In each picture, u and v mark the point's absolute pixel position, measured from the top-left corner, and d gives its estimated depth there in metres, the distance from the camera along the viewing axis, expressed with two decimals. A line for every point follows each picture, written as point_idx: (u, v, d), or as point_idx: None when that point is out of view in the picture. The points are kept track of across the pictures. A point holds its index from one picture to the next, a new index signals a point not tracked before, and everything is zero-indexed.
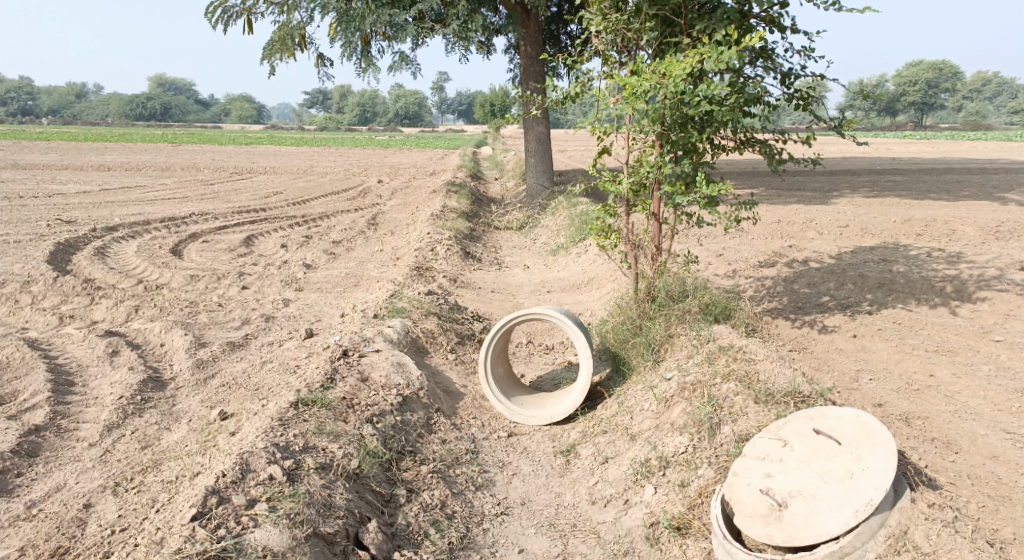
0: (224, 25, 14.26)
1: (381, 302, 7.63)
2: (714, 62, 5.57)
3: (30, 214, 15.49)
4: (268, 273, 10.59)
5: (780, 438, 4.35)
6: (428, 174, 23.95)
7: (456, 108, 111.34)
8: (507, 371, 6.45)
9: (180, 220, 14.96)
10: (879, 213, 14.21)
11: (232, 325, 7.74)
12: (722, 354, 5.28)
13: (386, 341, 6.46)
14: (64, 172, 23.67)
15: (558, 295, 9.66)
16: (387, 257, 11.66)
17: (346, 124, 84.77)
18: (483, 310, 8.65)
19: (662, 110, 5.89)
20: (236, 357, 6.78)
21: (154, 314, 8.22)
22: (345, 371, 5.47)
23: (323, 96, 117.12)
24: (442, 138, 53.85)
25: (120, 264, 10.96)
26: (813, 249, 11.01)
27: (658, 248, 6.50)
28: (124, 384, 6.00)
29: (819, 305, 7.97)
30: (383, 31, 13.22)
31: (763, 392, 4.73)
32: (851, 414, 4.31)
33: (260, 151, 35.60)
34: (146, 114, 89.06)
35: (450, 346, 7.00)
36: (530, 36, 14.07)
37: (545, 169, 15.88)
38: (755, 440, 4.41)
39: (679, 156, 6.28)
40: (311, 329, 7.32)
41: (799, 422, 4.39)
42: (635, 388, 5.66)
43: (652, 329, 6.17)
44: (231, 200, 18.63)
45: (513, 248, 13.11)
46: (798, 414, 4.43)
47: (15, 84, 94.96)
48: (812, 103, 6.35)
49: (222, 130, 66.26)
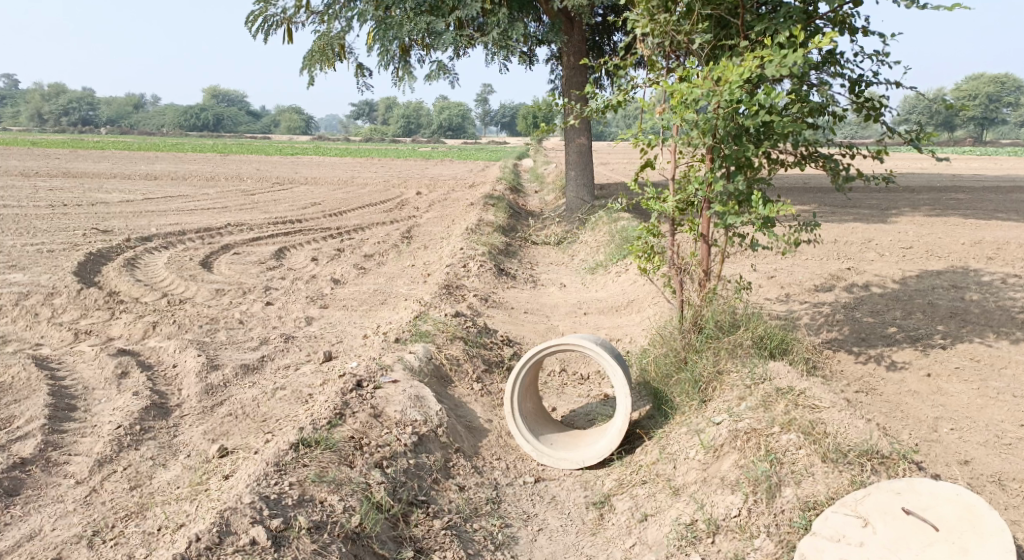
0: (263, 34, 14.05)
1: (405, 324, 7.15)
2: (777, 66, 4.98)
3: (68, 222, 15.35)
4: (296, 288, 10.18)
5: (860, 516, 3.72)
6: (467, 186, 23.54)
7: (500, 120, 111.32)
8: (538, 406, 5.92)
9: (214, 231, 14.69)
10: (943, 234, 13.37)
11: (250, 346, 7.30)
12: (779, 398, 4.68)
13: (406, 369, 5.97)
14: (109, 180, 23.73)
15: (596, 317, 9.09)
16: (419, 273, 11.20)
17: (391, 135, 85.16)
18: (515, 334, 8.14)
19: (714, 121, 5.33)
20: (249, 381, 6.32)
21: (172, 331, 7.83)
22: (357, 404, 4.99)
23: (369, 107, 117.96)
24: (483, 149, 53.65)
25: (148, 277, 10.62)
26: (874, 272, 10.28)
27: (706, 273, 5.89)
28: (126, 410, 5.56)
29: (884, 337, 7.28)
30: (421, 40, 12.86)
31: (830, 448, 4.11)
32: (947, 491, 3.73)
33: (304, 162, 35.65)
34: (197, 125, 90.57)
35: (476, 376, 6.49)
36: (573, 46, 13.63)
37: (586, 183, 15.35)
38: (828, 514, 3.78)
39: (732, 172, 5.68)
40: (330, 353, 6.85)
41: (883, 496, 3.77)
42: (679, 431, 5.07)
43: (699, 364, 5.57)
44: (269, 211, 18.38)
45: (551, 265, 12.56)
46: (882, 486, 3.81)
47: (73, 95, 97.59)
48: (885, 114, 5.70)
49: (269, 140, 67.23)
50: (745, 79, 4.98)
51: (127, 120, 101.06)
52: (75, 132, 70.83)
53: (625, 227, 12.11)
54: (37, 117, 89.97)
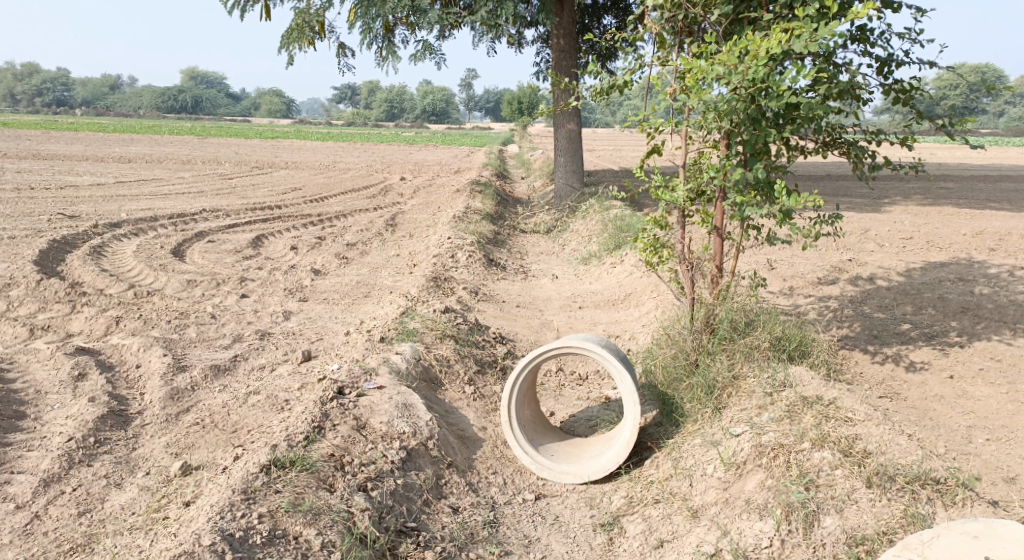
0: (240, 11, 13.42)
1: (391, 321, 6.66)
2: (807, 41, 4.49)
3: (34, 207, 14.68)
4: (273, 279, 9.65)
5: None
6: (452, 172, 22.97)
7: (484, 105, 110.37)
8: (537, 412, 5.49)
9: (189, 218, 14.07)
10: (940, 224, 12.99)
11: (221, 344, 6.78)
12: (805, 407, 4.24)
13: (392, 372, 5.49)
14: (82, 164, 22.93)
15: (591, 312, 8.63)
16: (403, 263, 10.69)
17: (373, 119, 84.07)
18: (507, 330, 7.68)
19: (733, 102, 4.81)
20: (218, 385, 5.80)
21: (137, 327, 7.28)
22: (338, 415, 4.50)
23: (351, 92, 116.53)
24: (467, 134, 53.09)
25: (115, 266, 10.04)
26: (876, 263, 9.89)
27: (719, 269, 5.43)
28: (79, 418, 5.04)
29: (898, 335, 6.84)
30: (405, 18, 12.29)
31: (873, 472, 3.71)
32: None
33: (285, 145, 34.93)
34: (176, 108, 89.32)
35: (467, 378, 6.04)
36: (564, 27, 13.10)
37: (574, 169, 14.85)
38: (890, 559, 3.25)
39: (749, 159, 5.19)
40: (309, 353, 6.36)
41: (956, 541, 3.23)
42: (692, 442, 4.62)
43: (711, 367, 5.12)
44: (247, 196, 17.76)
45: (540, 254, 12.06)
46: (954, 530, 3.28)
47: (50, 77, 96.00)
48: (914, 98, 5.19)
49: (251, 124, 66.25)
50: (770, 56, 4.49)
51: (105, 102, 99.35)
52: (51, 115, 69.61)
53: (618, 216, 11.65)
54: (11, 98, 88.05)
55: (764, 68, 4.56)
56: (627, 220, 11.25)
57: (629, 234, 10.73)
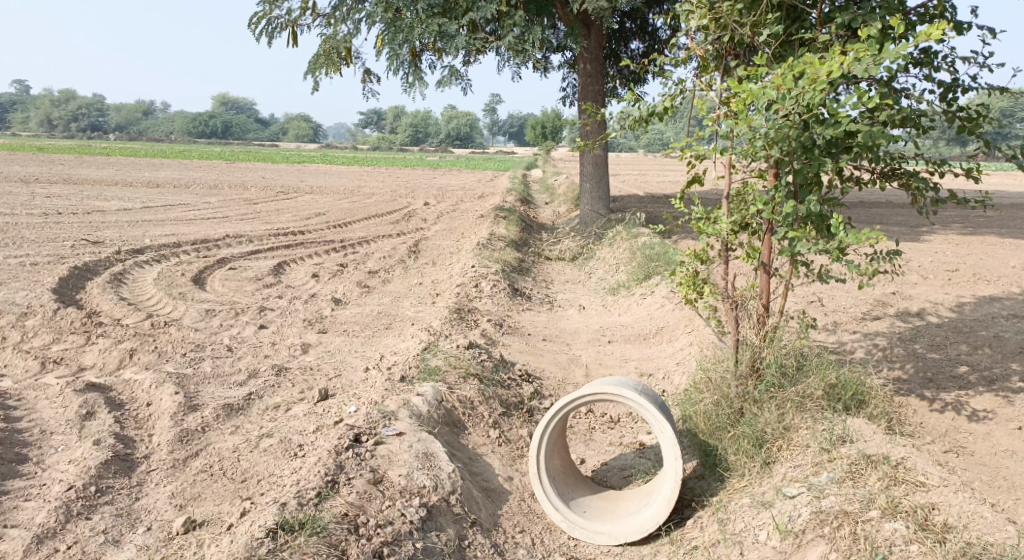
0: (266, 38, 13.31)
1: (412, 357, 6.33)
2: (869, 65, 4.15)
3: (58, 232, 14.57)
4: (293, 308, 9.37)
5: None
6: (477, 197, 22.72)
7: (509, 130, 110.71)
8: (568, 460, 5.13)
9: (211, 243, 13.88)
10: (984, 255, 12.45)
11: (236, 380, 6.48)
12: (870, 467, 3.97)
13: (413, 416, 5.16)
14: (110, 188, 22.98)
15: (621, 346, 8.24)
16: (427, 293, 10.38)
17: (399, 144, 84.50)
18: (534, 365, 7.31)
19: (785, 130, 4.45)
20: (230, 425, 5.49)
21: (151, 360, 7.00)
22: (354, 467, 4.19)
23: (378, 117, 117.64)
24: (492, 159, 53.09)
25: (134, 294, 9.83)
26: (921, 296, 9.41)
27: (766, 308, 5.03)
28: (82, 463, 4.73)
29: (954, 378, 6.39)
30: (433, 44, 12.08)
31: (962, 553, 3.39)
32: None
33: (311, 170, 34.93)
34: (206, 132, 90.51)
35: (492, 421, 5.69)
36: (591, 52, 12.82)
37: (601, 195, 14.51)
38: None
39: (799, 190, 4.82)
40: (326, 391, 6.04)
41: None
42: (741, 501, 4.27)
43: (758, 417, 4.75)
44: (271, 221, 17.60)
45: (567, 283, 11.71)
46: None
47: (86, 102, 97.83)
48: (982, 126, 4.83)
49: (279, 149, 66.85)
50: (829, 80, 4.15)
51: (137, 127, 100.92)
52: (84, 139, 70.78)
53: (647, 244, 11.28)
54: (45, 121, 89.78)
55: (822, 92, 4.21)
56: (657, 249, 10.86)
57: (661, 263, 10.34)
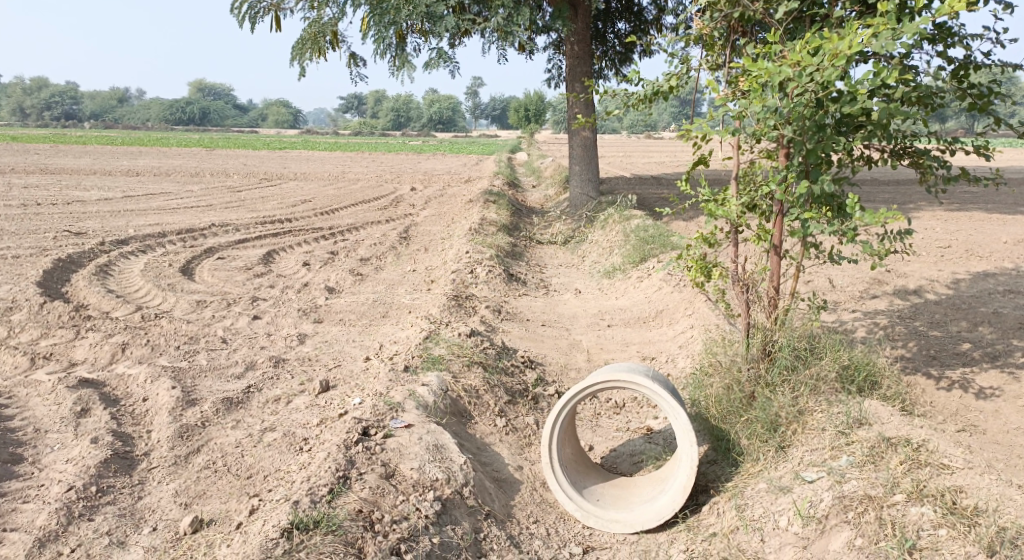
0: (249, 22, 13.06)
1: (414, 347, 6.23)
2: (886, 40, 4.17)
3: (41, 224, 14.30)
4: (285, 298, 9.23)
5: None
6: (464, 182, 22.56)
7: (491, 113, 110.22)
8: (578, 449, 5.10)
9: (198, 233, 13.67)
10: (975, 231, 12.43)
11: (234, 373, 6.36)
12: (891, 450, 3.98)
13: (420, 406, 5.08)
14: (92, 178, 22.60)
15: (621, 330, 8.18)
16: (420, 279, 10.26)
17: (380, 129, 83.87)
18: (534, 351, 7.23)
19: (799, 108, 4.45)
20: (231, 420, 5.37)
21: (144, 354, 6.86)
22: (365, 461, 4.10)
23: (358, 102, 116.64)
24: (475, 143, 52.79)
25: (122, 287, 9.64)
26: (917, 273, 9.37)
27: (778, 290, 5.01)
28: (80, 462, 4.60)
29: (958, 356, 6.36)
30: (420, 26, 11.91)
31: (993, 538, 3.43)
32: None
33: (294, 157, 34.56)
34: (185, 119, 89.38)
35: (498, 410, 5.63)
36: (579, 32, 12.67)
37: (591, 178, 14.41)
38: None
39: (811, 170, 4.77)
40: (327, 383, 5.94)
41: None
42: (757, 487, 4.27)
43: (771, 401, 4.69)
44: (257, 210, 17.38)
45: (561, 267, 11.61)
46: None
47: (62, 90, 96.39)
48: (994, 104, 4.79)
49: (259, 135, 66.17)
50: (849, 56, 4.16)
51: (115, 115, 99.58)
52: (61, 127, 69.79)
53: (641, 227, 11.20)
54: (20, 111, 88.66)
55: (841, 69, 4.23)
56: (651, 232, 10.78)
57: (655, 245, 10.26)
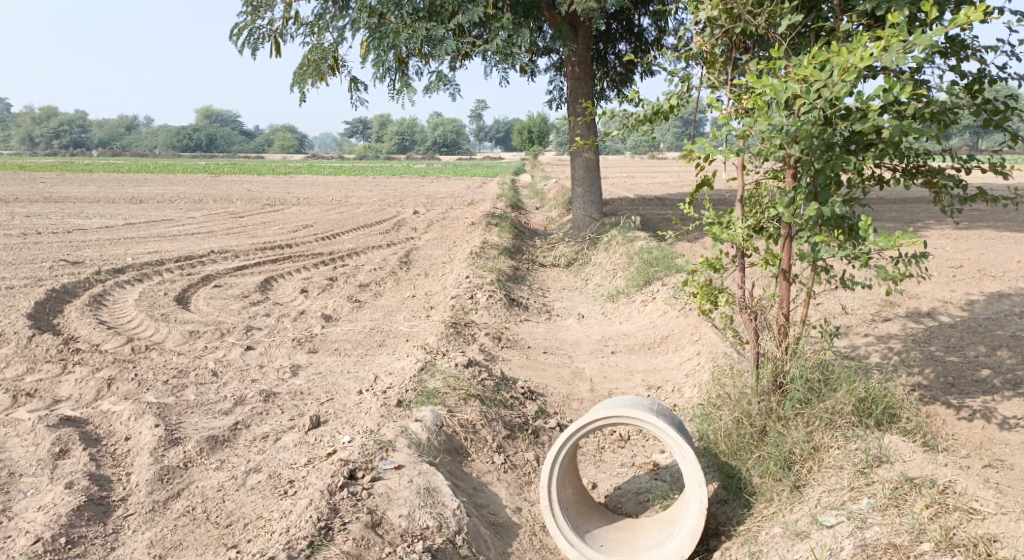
0: (249, 49, 12.94)
1: (409, 379, 5.98)
2: (897, 54, 3.95)
3: (37, 253, 14.10)
4: (281, 327, 8.99)
5: None
6: (466, 204, 22.37)
7: (495, 136, 110.55)
8: (580, 486, 4.88)
9: (196, 261, 13.46)
10: (987, 250, 12.13)
11: (222, 408, 6.11)
12: (915, 492, 3.85)
13: (412, 445, 4.82)
14: (94, 205, 22.47)
15: (625, 357, 7.91)
16: (420, 306, 10.02)
17: (384, 152, 84.05)
18: (535, 381, 6.97)
19: (808, 127, 4.23)
20: (215, 460, 5.11)
21: (130, 389, 6.61)
22: (349, 509, 3.86)
23: (363, 126, 117.14)
24: (480, 165, 52.76)
25: (114, 318, 9.41)
26: (930, 294, 9.08)
27: (788, 318, 4.78)
28: (52, 511, 4.35)
29: (978, 384, 6.07)
30: (419, 49, 11.75)
31: None
32: None
33: (298, 182, 34.51)
34: (190, 146, 89.78)
35: (496, 445, 5.39)
36: (580, 53, 12.50)
37: (594, 199, 14.19)
38: None
39: (819, 192, 4.56)
40: (318, 419, 5.68)
41: None
42: (772, 531, 4.18)
43: (785, 436, 4.56)
44: (258, 236, 17.18)
45: (564, 291, 11.36)
46: None
47: (68, 118, 97.02)
48: (1011, 119, 4.55)
49: (265, 161, 66.32)
50: (859, 70, 3.96)
51: (121, 142, 100.11)
52: (68, 155, 70.14)
53: (645, 249, 10.96)
54: (29, 140, 89.12)
55: (850, 84, 4.02)
56: (655, 254, 10.53)
57: (660, 268, 10.00)
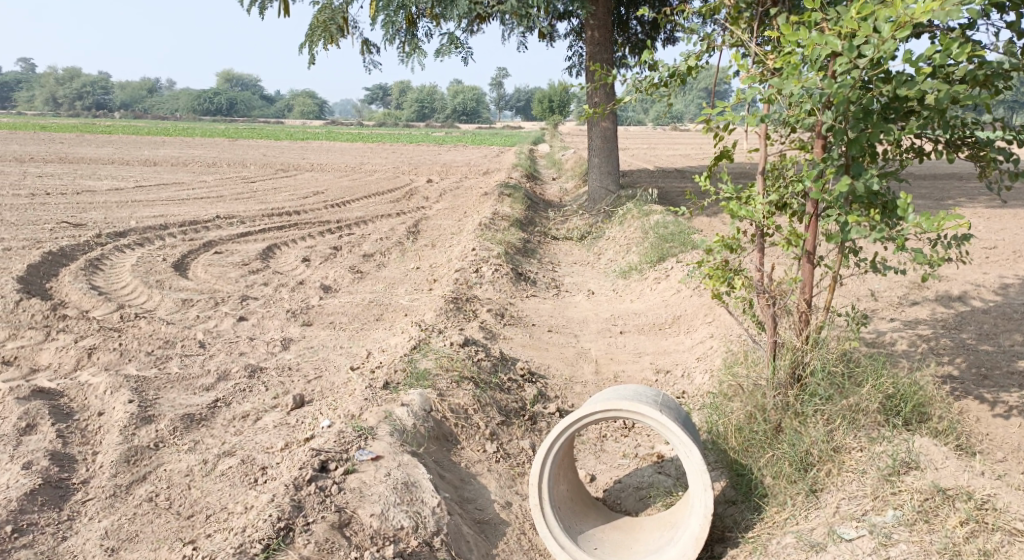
0: (257, 9, 12.46)
1: (400, 358, 5.62)
2: (951, 9, 3.50)
3: (40, 215, 13.80)
4: (278, 297, 8.65)
5: None
6: (482, 174, 21.90)
7: (516, 105, 109.50)
8: (577, 481, 4.54)
9: (200, 225, 13.13)
10: (1019, 230, 11.57)
11: (204, 384, 5.77)
12: (948, 507, 3.57)
13: (396, 433, 4.49)
14: (106, 167, 22.16)
15: (634, 337, 7.52)
16: (424, 278, 9.65)
17: (403, 119, 83.40)
18: (538, 361, 6.61)
19: (846, 90, 3.80)
20: (188, 441, 4.79)
21: (112, 360, 6.29)
22: (315, 506, 3.70)
23: (383, 93, 116.51)
24: (499, 134, 52.16)
25: (108, 283, 9.10)
26: (960, 277, 8.58)
27: (809, 305, 4.36)
28: (3, 494, 4.04)
29: (1013, 376, 5.65)
30: (431, 10, 11.24)
31: None
32: None
33: (314, 146, 34.11)
34: (210, 109, 89.54)
35: (489, 432, 5.05)
36: (599, 19, 11.95)
37: (610, 170, 13.70)
38: None
39: (852, 164, 4.14)
40: (303, 398, 5.35)
41: None
42: (783, 540, 3.90)
43: (802, 435, 4.24)
44: (266, 201, 16.83)
45: (575, 265, 10.95)
46: None
47: (88, 80, 96.91)
48: None
49: (283, 125, 65.98)
50: (910, 26, 3.54)
51: (142, 104, 99.94)
52: (87, 116, 70.13)
53: (660, 223, 10.51)
54: (51, 101, 89.10)
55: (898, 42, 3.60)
56: (670, 229, 10.07)
57: (675, 244, 9.55)
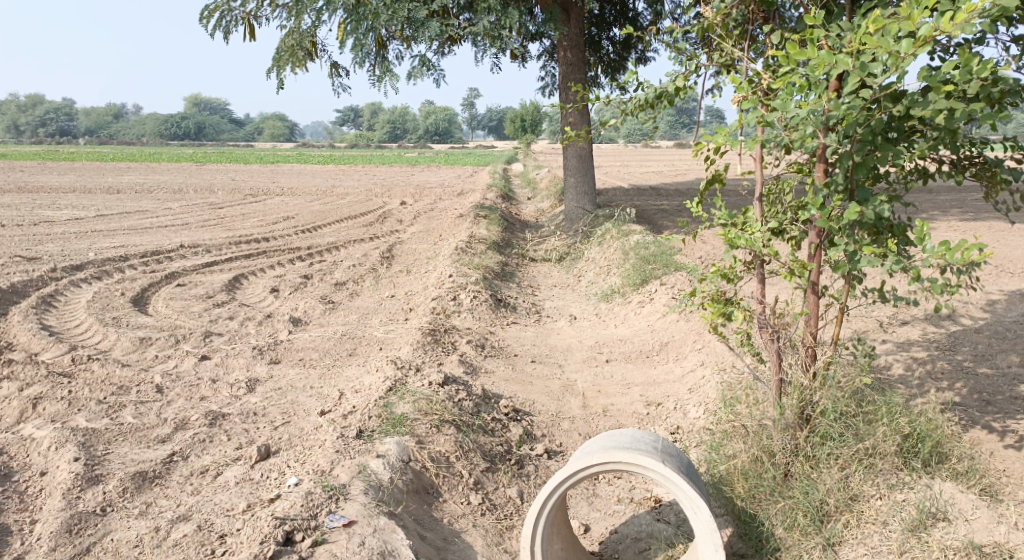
0: (221, 33, 12.02)
1: (373, 400, 5.18)
2: (968, 25, 3.21)
3: None
4: (243, 332, 8.17)
5: None
6: (456, 195, 21.49)
7: (487, 125, 109.55)
8: (570, 537, 4.15)
9: (162, 256, 12.58)
10: (1000, 243, 11.36)
11: (160, 435, 5.30)
12: None
13: (370, 492, 4.08)
14: (68, 196, 21.43)
15: (621, 366, 7.13)
16: (398, 308, 9.21)
17: (375, 141, 82.99)
18: (521, 396, 6.19)
19: (852, 111, 3.49)
20: (139, 504, 4.32)
21: (59, 410, 5.78)
22: None
23: (354, 115, 116.11)
24: (471, 153, 51.87)
25: (61, 323, 8.55)
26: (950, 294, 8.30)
27: (816, 339, 4.10)
28: None
29: (1018, 402, 5.33)
30: (401, 31, 10.87)
31: None
32: None
33: (284, 170, 33.56)
34: (179, 134, 88.52)
35: (473, 482, 4.64)
36: (573, 38, 11.66)
37: (587, 190, 13.36)
38: None
39: (858, 189, 3.84)
40: (268, 448, 4.90)
41: None
42: None
43: (816, 483, 3.96)
44: (234, 228, 16.27)
45: (554, 289, 10.57)
46: None
47: (54, 106, 95.50)
48: None
49: (252, 149, 65.23)
50: (930, 43, 3.26)
51: (108, 130, 98.63)
52: (52, 143, 68.92)
53: (641, 244, 10.17)
54: (15, 128, 87.50)
55: (915, 60, 3.31)
56: (652, 250, 9.72)
57: (658, 266, 9.20)
